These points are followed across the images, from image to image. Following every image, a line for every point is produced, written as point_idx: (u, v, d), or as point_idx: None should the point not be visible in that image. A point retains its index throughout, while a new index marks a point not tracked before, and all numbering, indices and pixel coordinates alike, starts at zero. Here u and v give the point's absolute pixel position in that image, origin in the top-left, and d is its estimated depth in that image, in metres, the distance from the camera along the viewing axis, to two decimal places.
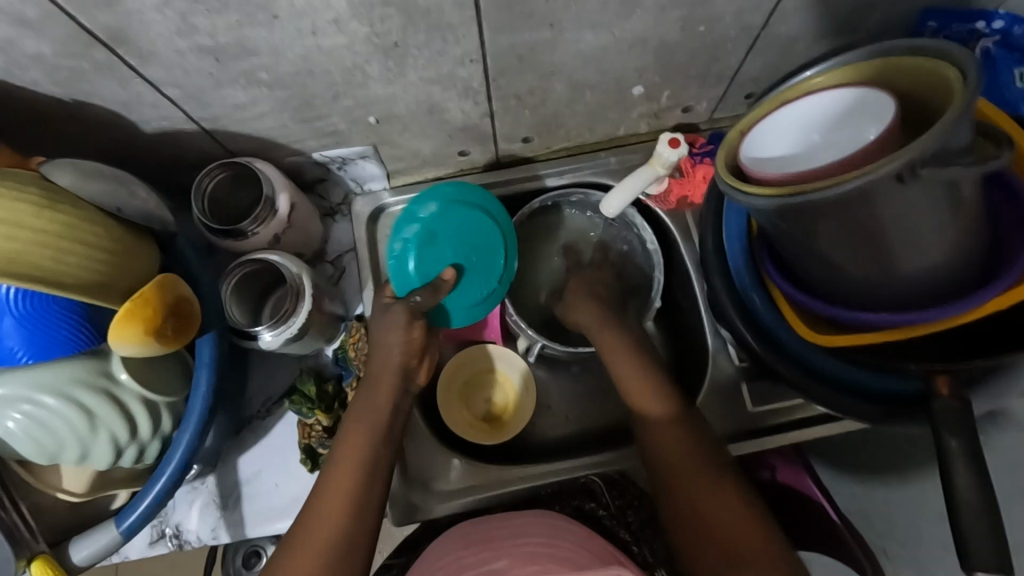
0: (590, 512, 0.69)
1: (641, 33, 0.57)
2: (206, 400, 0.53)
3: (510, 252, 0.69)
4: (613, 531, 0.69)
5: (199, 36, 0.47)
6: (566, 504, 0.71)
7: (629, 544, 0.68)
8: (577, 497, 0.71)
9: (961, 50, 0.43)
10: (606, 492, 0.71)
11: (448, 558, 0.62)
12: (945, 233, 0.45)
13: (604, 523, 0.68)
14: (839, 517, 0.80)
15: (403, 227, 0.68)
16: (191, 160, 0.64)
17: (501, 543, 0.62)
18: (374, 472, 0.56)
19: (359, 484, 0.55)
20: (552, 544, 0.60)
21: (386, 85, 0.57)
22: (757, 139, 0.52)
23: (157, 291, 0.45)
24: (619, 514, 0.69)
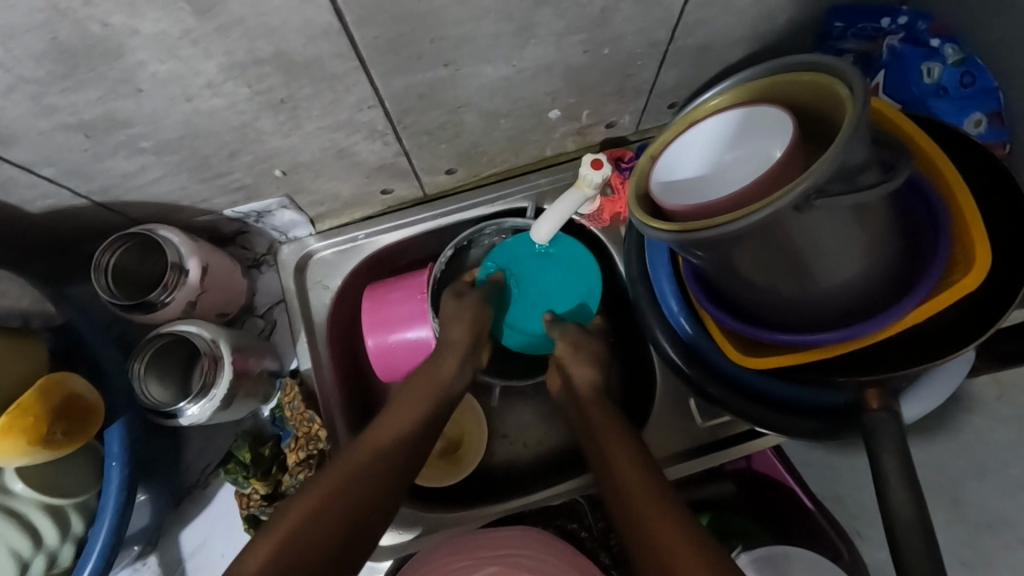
0: (573, 532, 0.71)
1: (542, 61, 0.55)
2: (120, 492, 0.50)
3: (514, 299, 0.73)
4: (595, 556, 0.69)
5: (60, 115, 0.44)
6: (550, 524, 0.72)
7: (609, 568, 0.68)
8: (560, 517, 0.72)
9: (850, 65, 0.42)
10: (589, 512, 0.73)
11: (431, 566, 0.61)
12: (855, 248, 0.44)
13: (584, 544, 0.70)
14: (812, 504, 0.80)
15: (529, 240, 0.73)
16: (92, 231, 0.61)
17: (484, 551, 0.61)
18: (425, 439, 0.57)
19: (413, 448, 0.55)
20: (537, 558, 0.60)
21: (284, 138, 0.55)
22: (666, 167, 0.51)
23: (40, 396, 0.43)
24: (601, 537, 0.71)
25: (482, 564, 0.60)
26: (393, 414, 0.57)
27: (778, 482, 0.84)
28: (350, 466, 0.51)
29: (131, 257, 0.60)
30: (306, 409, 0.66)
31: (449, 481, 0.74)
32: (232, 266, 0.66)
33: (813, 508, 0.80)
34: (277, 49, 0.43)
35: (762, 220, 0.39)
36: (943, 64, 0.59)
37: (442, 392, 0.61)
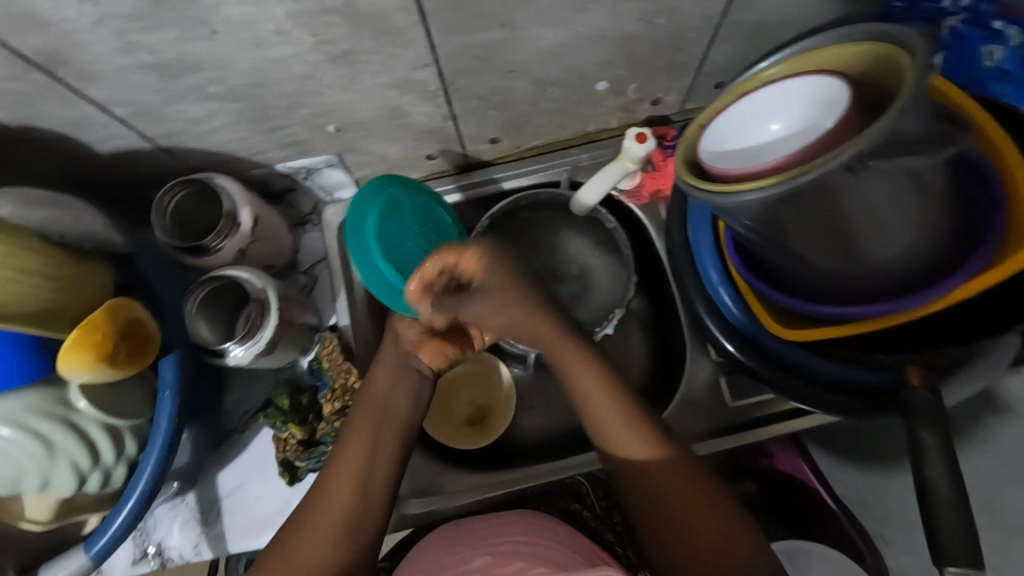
0: (576, 513, 0.71)
1: (596, 27, 0.56)
2: (172, 419, 0.53)
3: (420, 258, 0.65)
4: (600, 533, 0.70)
5: (139, 54, 0.46)
6: (553, 505, 0.71)
7: (614, 545, 0.69)
8: (563, 498, 0.72)
9: (919, 40, 0.42)
10: (592, 493, 0.72)
11: (430, 560, 0.59)
12: (909, 220, 0.44)
13: (588, 524, 0.70)
14: (835, 502, 0.78)
15: (369, 187, 0.64)
16: (153, 177, 0.64)
17: (479, 543, 0.58)
18: (377, 455, 0.57)
19: (365, 467, 0.56)
20: (531, 544, 0.57)
21: (342, 92, 0.57)
22: (716, 134, 0.51)
23: (107, 317, 0.46)
24: (604, 516, 0.71)
25: (478, 552, 0.57)
26: (348, 440, 0.57)
27: (802, 481, 0.81)
28: (321, 509, 0.54)
29: (188, 203, 0.62)
30: (344, 360, 0.68)
31: (476, 442, 0.76)
32: (281, 220, 0.68)
33: (835, 507, 0.78)
34: None
35: (813, 181, 0.39)
36: (1005, 46, 0.58)
37: (387, 413, 0.60)
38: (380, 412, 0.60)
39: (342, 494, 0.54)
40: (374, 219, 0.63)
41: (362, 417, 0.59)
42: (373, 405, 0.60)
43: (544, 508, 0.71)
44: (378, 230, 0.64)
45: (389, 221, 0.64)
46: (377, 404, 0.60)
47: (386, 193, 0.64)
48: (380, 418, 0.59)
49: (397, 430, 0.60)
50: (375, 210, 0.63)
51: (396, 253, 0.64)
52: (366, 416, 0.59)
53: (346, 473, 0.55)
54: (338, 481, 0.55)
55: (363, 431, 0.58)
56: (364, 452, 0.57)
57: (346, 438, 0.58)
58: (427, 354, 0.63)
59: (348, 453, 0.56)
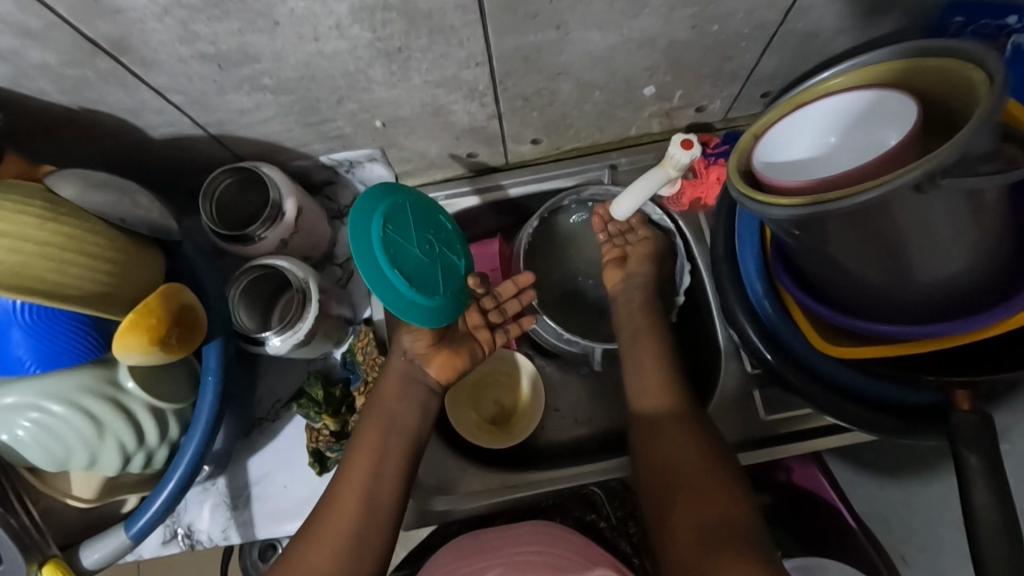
0: (591, 524, 0.70)
1: (649, 32, 0.56)
2: (214, 405, 0.53)
3: (426, 264, 0.60)
4: (616, 543, 0.69)
5: (200, 43, 0.47)
6: (568, 516, 0.71)
7: (631, 556, 0.68)
8: (579, 508, 0.72)
9: (990, 59, 0.40)
10: (607, 503, 0.72)
11: (443, 568, 0.60)
12: (967, 242, 0.43)
13: (604, 534, 0.70)
14: (855, 521, 0.78)
15: (366, 196, 0.57)
16: (199, 165, 0.65)
17: (496, 552, 0.59)
18: (385, 471, 0.57)
19: (371, 483, 0.56)
20: (548, 554, 0.57)
21: (391, 88, 0.57)
22: (772, 143, 0.50)
23: (161, 301, 0.46)
24: (621, 526, 0.70)
25: (492, 562, 0.57)
26: (355, 454, 0.58)
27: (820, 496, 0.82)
28: (329, 522, 0.54)
29: (234, 191, 0.63)
30: (378, 355, 0.68)
31: (500, 443, 0.75)
32: (321, 212, 0.69)
33: (856, 527, 0.78)
34: None
35: (875, 199, 0.38)
36: None
37: (395, 426, 0.60)
38: (389, 422, 0.60)
39: (347, 510, 0.54)
40: (379, 224, 0.57)
41: (370, 431, 0.59)
42: (381, 415, 0.60)
43: (559, 519, 0.71)
44: (383, 236, 0.57)
45: (393, 227, 0.58)
46: (387, 417, 0.60)
47: (386, 201, 0.58)
48: (388, 431, 0.59)
49: (405, 444, 0.59)
50: (378, 215, 0.57)
51: (404, 260, 0.58)
52: (374, 425, 0.59)
53: (353, 489, 0.56)
54: (347, 489, 0.56)
55: (371, 441, 0.58)
56: (371, 462, 0.57)
57: (354, 453, 0.58)
58: (434, 367, 0.64)
59: (356, 470, 0.56)
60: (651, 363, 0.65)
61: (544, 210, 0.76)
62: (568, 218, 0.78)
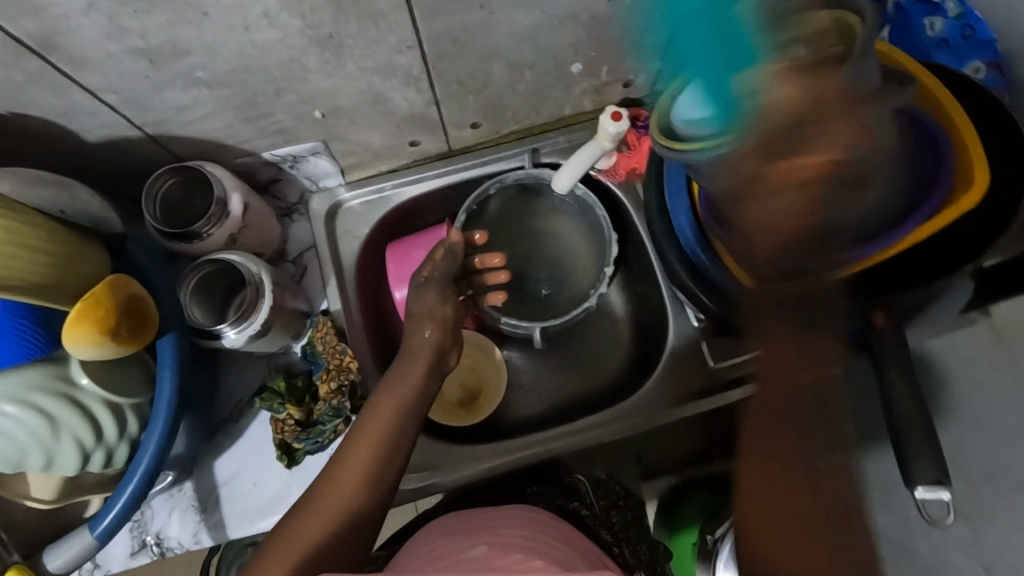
0: (574, 511, 0.68)
1: (570, 9, 0.59)
2: (172, 399, 0.54)
3: None
4: (597, 532, 0.67)
5: (130, 38, 0.48)
6: (551, 503, 0.69)
7: (611, 545, 0.66)
8: (563, 496, 0.70)
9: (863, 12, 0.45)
10: (591, 492, 0.71)
11: (431, 546, 0.59)
12: (866, 172, 0.48)
13: (586, 522, 0.68)
14: None
15: None
16: (139, 168, 0.65)
17: (483, 532, 0.59)
18: (394, 454, 0.56)
19: (376, 464, 0.55)
20: (533, 538, 0.57)
21: (327, 77, 0.59)
22: (686, 101, 0.54)
23: (109, 291, 0.47)
24: (603, 515, 0.69)
25: (477, 541, 0.57)
26: (360, 434, 0.56)
27: None
28: (323, 499, 0.53)
29: (178, 191, 0.63)
30: (338, 342, 0.69)
31: (470, 421, 0.79)
32: (268, 209, 0.70)
33: None
34: None
35: (779, 133, 0.42)
36: (944, 18, 0.62)
37: (409, 409, 0.58)
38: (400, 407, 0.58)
39: (346, 490, 0.53)
40: None
41: (380, 418, 0.57)
42: (391, 402, 0.58)
43: (543, 504, 0.69)
44: None
45: None
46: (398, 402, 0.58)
47: None
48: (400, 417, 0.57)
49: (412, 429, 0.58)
50: None
51: None
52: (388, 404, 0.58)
53: (352, 470, 0.54)
54: (348, 468, 0.54)
55: (379, 426, 0.57)
56: (378, 444, 0.55)
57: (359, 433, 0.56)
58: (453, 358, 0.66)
59: (361, 452, 0.55)
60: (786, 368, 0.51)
61: (473, 202, 0.78)
62: (501, 204, 0.81)
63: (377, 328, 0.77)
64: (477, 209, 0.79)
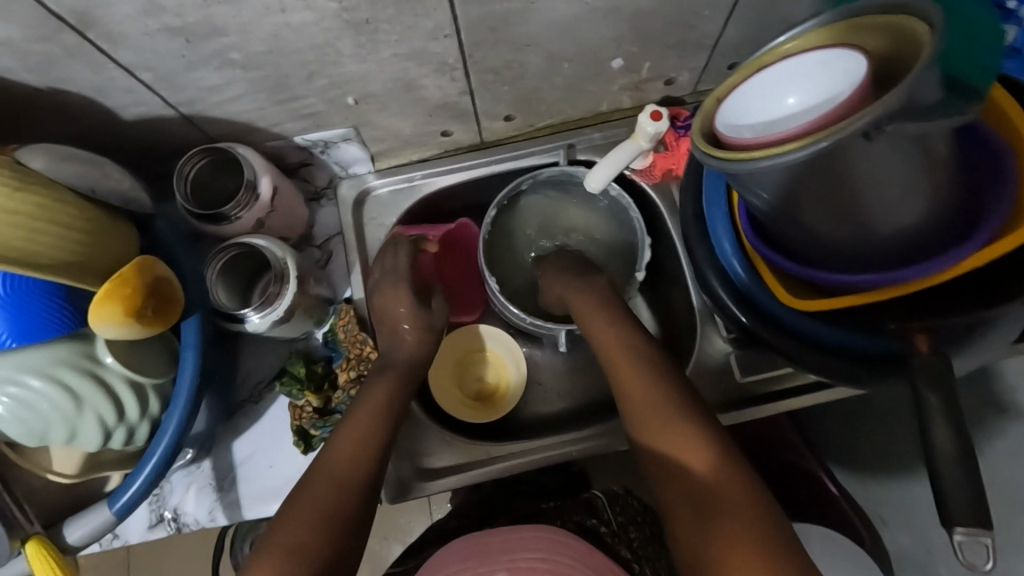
0: (591, 528, 0.65)
1: (614, 1, 0.57)
2: (194, 381, 0.54)
3: None
4: (616, 550, 0.63)
5: (166, 16, 0.47)
6: (568, 519, 0.66)
7: (631, 562, 0.63)
8: (578, 513, 0.67)
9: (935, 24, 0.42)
10: (607, 508, 0.70)
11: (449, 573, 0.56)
12: (920, 190, 0.45)
13: (604, 540, 0.64)
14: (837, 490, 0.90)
15: None
16: (172, 147, 0.65)
17: (498, 556, 0.56)
18: (387, 425, 0.58)
19: (374, 439, 0.55)
20: (553, 562, 0.55)
21: (360, 62, 0.58)
22: (731, 107, 0.51)
23: (136, 273, 0.47)
24: (620, 532, 0.66)
25: (493, 568, 0.55)
26: (357, 410, 0.58)
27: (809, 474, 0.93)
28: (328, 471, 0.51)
29: (209, 172, 0.63)
30: (359, 332, 0.69)
31: (484, 420, 0.76)
32: (297, 193, 0.69)
33: (837, 495, 0.89)
34: None
35: (828, 148, 0.40)
36: (1015, 25, 0.58)
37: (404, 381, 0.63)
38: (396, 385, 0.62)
39: (347, 462, 0.53)
40: None
41: (376, 392, 0.60)
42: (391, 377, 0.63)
43: (558, 521, 0.66)
44: None
45: None
46: (398, 386, 0.62)
47: None
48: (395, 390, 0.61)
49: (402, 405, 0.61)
50: None
51: None
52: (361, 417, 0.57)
53: (354, 440, 0.55)
54: (346, 440, 0.55)
55: (377, 400, 0.60)
56: (373, 413, 0.58)
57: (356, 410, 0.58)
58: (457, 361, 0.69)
59: (356, 427, 0.56)
60: (635, 370, 0.57)
61: (502, 199, 0.76)
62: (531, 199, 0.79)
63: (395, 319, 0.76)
64: (507, 204, 0.77)
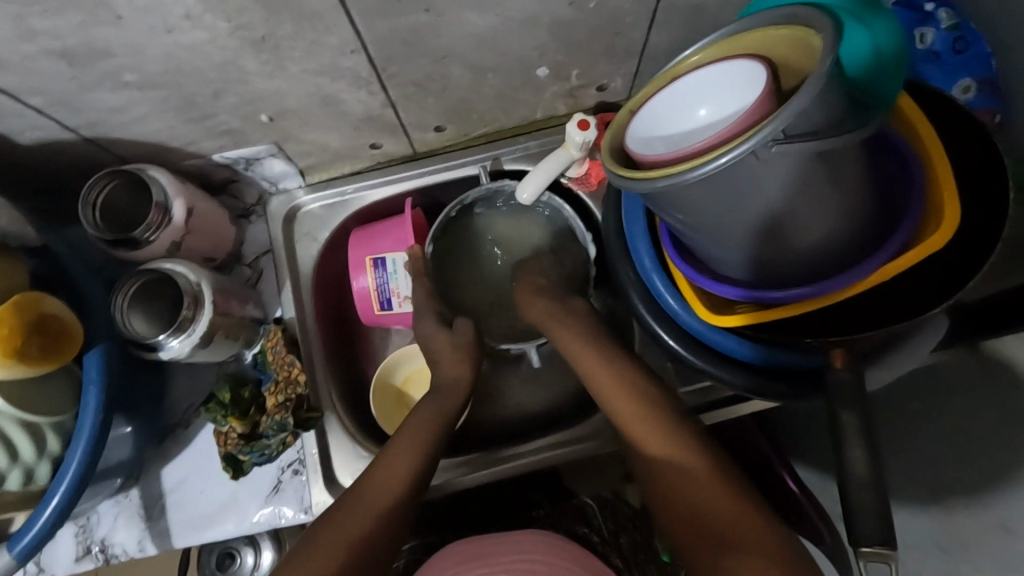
0: (583, 536, 0.70)
1: (527, 11, 0.55)
2: (95, 415, 0.53)
3: None
4: (607, 557, 0.67)
5: (43, 40, 0.45)
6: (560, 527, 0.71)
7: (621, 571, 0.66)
8: (571, 522, 0.71)
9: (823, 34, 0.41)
10: (598, 516, 0.73)
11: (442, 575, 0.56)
12: (828, 204, 0.44)
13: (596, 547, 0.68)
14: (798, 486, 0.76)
15: None
16: (82, 169, 0.62)
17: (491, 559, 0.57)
18: (421, 479, 0.57)
19: (406, 484, 0.55)
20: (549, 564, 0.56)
21: (268, 79, 0.56)
22: (641, 121, 0.50)
23: (14, 312, 0.50)
24: (611, 540, 0.70)
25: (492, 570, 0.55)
26: (391, 454, 0.57)
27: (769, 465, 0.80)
28: (334, 533, 0.50)
29: (119, 195, 0.61)
30: (287, 353, 0.68)
31: None
32: (218, 211, 0.68)
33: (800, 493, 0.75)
34: None
35: (728, 164, 0.39)
36: (936, 29, 0.57)
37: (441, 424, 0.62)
38: (433, 423, 0.61)
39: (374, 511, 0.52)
40: None
41: (418, 429, 0.60)
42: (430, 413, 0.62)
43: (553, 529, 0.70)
44: None
45: None
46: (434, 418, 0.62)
47: None
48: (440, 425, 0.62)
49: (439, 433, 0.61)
50: None
51: None
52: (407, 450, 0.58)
53: (383, 489, 0.54)
54: (372, 489, 0.54)
55: (417, 438, 0.59)
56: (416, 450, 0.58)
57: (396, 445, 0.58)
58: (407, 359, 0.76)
59: (396, 463, 0.56)
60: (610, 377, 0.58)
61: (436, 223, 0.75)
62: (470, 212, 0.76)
63: (328, 337, 0.74)
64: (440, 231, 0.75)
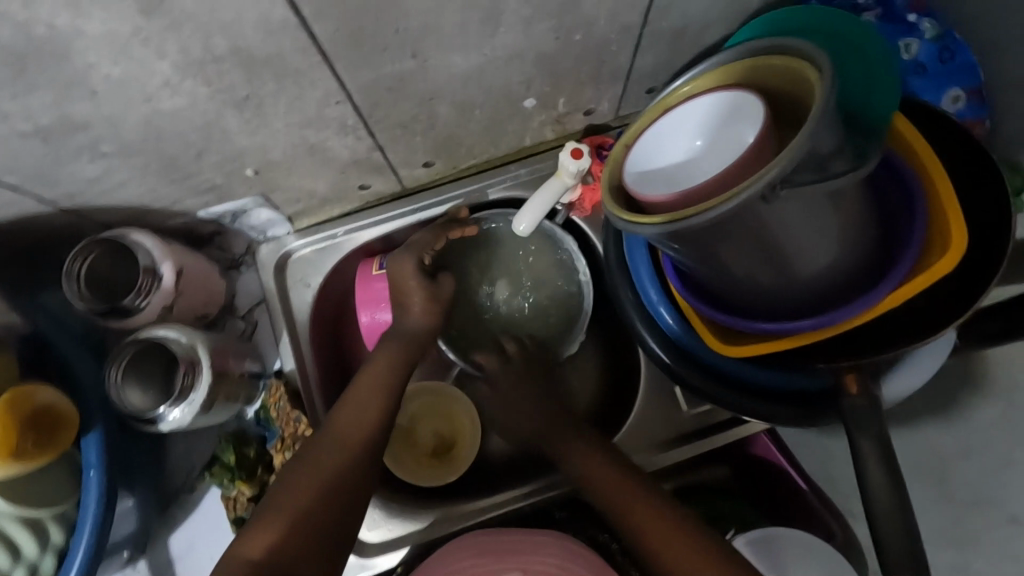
0: (603, 543, 0.68)
1: (512, 49, 0.54)
2: (99, 501, 0.54)
3: None
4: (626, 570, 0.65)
5: (14, 121, 0.43)
6: (580, 531, 0.68)
7: None
8: (592, 526, 0.69)
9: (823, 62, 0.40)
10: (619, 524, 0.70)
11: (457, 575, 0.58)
12: (830, 235, 0.43)
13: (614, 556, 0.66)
14: (805, 482, 0.74)
15: None
16: (62, 239, 0.60)
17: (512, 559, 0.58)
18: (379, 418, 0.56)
19: (366, 444, 0.53)
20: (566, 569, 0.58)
21: (251, 136, 0.54)
22: (637, 155, 0.49)
23: (10, 408, 0.51)
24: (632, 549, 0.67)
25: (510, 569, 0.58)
26: (352, 394, 0.57)
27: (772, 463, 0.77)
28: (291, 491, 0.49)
29: (103, 265, 0.59)
30: (291, 409, 0.65)
31: (442, 481, 0.72)
32: (208, 268, 0.66)
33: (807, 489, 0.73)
34: (234, 44, 0.42)
35: (734, 210, 0.38)
36: (920, 39, 0.58)
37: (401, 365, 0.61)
38: (396, 361, 0.61)
39: (336, 459, 0.51)
40: None
41: (374, 369, 0.60)
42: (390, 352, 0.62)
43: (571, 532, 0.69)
44: None
45: None
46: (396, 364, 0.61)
47: None
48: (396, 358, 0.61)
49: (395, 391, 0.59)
50: None
51: None
52: (357, 409, 0.55)
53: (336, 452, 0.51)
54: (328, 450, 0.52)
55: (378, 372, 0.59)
56: (379, 387, 0.58)
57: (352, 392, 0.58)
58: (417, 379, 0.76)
59: (350, 414, 0.55)
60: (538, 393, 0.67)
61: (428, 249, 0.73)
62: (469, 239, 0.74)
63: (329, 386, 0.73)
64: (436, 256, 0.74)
